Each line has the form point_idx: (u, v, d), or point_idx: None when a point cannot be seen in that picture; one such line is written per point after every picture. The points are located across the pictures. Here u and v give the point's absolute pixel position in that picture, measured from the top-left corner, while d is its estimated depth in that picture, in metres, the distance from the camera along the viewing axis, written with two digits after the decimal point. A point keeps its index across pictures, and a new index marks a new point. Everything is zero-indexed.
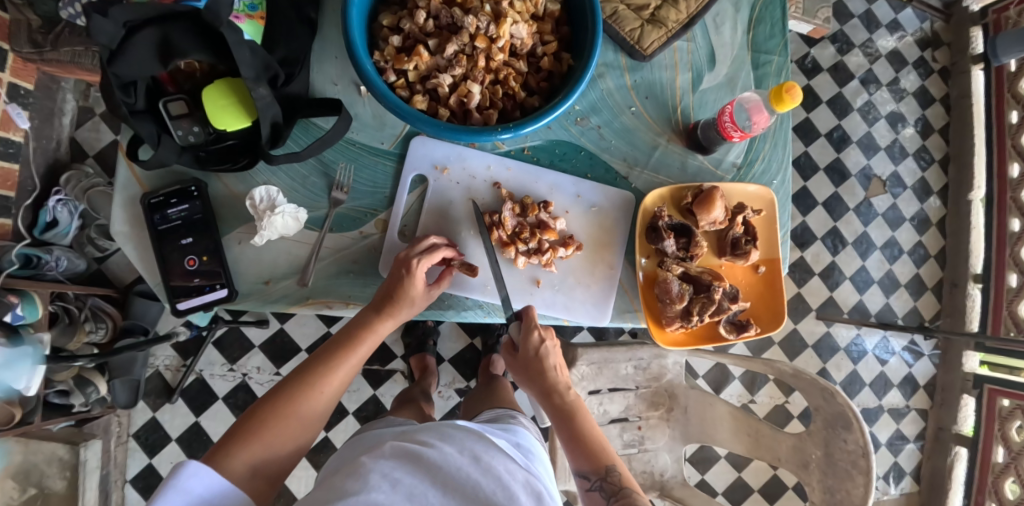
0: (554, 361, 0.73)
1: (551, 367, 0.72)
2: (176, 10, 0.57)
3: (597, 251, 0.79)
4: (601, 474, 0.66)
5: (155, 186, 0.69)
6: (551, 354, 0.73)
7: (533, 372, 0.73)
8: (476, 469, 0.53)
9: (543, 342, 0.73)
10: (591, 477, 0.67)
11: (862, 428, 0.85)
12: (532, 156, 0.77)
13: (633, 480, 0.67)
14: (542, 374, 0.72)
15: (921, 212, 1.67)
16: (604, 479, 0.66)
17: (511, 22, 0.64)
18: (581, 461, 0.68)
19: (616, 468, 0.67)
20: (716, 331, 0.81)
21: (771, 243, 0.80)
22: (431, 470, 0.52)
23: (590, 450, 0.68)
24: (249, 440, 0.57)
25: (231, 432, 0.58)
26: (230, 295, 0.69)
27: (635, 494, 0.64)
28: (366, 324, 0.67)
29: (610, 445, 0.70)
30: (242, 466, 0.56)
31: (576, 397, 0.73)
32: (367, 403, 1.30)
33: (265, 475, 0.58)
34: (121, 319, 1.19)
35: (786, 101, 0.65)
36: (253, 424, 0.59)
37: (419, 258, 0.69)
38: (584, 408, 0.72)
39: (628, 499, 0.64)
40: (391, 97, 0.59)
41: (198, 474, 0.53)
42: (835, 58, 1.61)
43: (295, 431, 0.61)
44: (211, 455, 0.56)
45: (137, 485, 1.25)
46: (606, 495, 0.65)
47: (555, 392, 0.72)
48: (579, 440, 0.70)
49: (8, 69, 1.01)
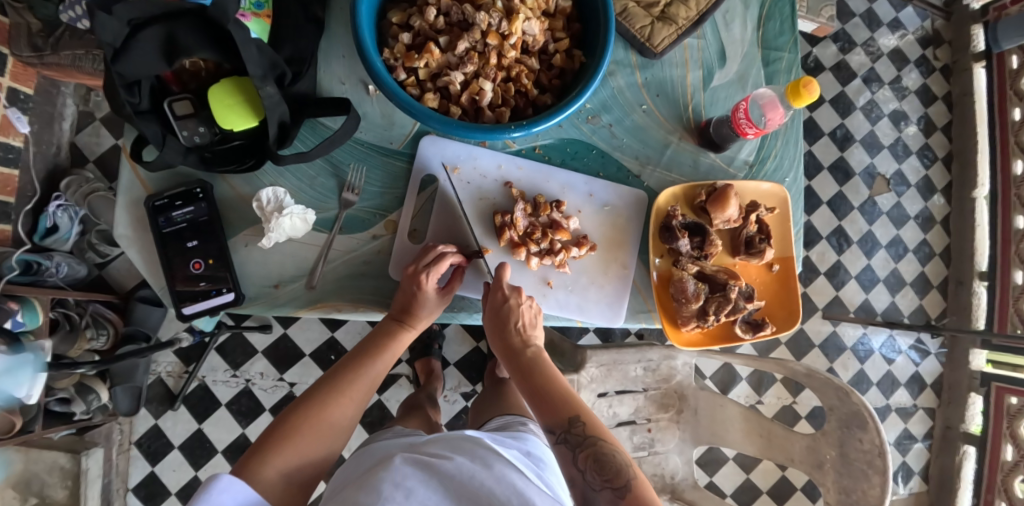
0: (518, 320, 0.71)
1: (513, 323, 0.70)
2: (183, 7, 0.56)
3: (610, 251, 0.78)
4: (564, 427, 0.62)
5: (160, 188, 0.68)
6: (517, 311, 0.71)
7: (497, 329, 0.70)
8: (490, 477, 0.52)
9: (508, 300, 0.71)
10: (556, 430, 0.62)
11: (877, 427, 0.84)
12: (543, 155, 0.76)
13: (603, 429, 0.62)
14: (505, 331, 0.70)
15: (925, 210, 1.66)
16: (568, 432, 0.61)
17: (523, 18, 0.63)
18: (544, 415, 0.64)
19: (581, 418, 0.62)
20: (732, 331, 0.80)
21: (785, 241, 0.79)
22: (444, 479, 0.51)
23: (552, 403, 0.64)
24: (285, 446, 0.58)
25: (264, 439, 0.59)
26: (237, 299, 0.68)
27: (602, 442, 0.60)
28: (388, 334, 0.69)
29: (577, 397, 0.66)
30: (275, 474, 0.57)
31: (539, 353, 0.71)
32: (372, 408, 1.29)
33: (297, 483, 0.58)
34: (122, 326, 1.18)
35: (804, 96, 0.64)
36: (287, 428, 0.60)
37: (428, 272, 0.68)
38: (547, 366, 0.70)
39: (594, 448, 0.60)
40: (401, 94, 0.58)
41: (230, 490, 0.52)
42: (836, 56, 1.61)
43: (325, 438, 0.62)
44: (244, 463, 0.57)
45: (139, 494, 1.24)
46: (571, 447, 0.61)
47: (517, 350, 0.70)
48: (543, 395, 0.66)
49: (7, 73, 1.00)
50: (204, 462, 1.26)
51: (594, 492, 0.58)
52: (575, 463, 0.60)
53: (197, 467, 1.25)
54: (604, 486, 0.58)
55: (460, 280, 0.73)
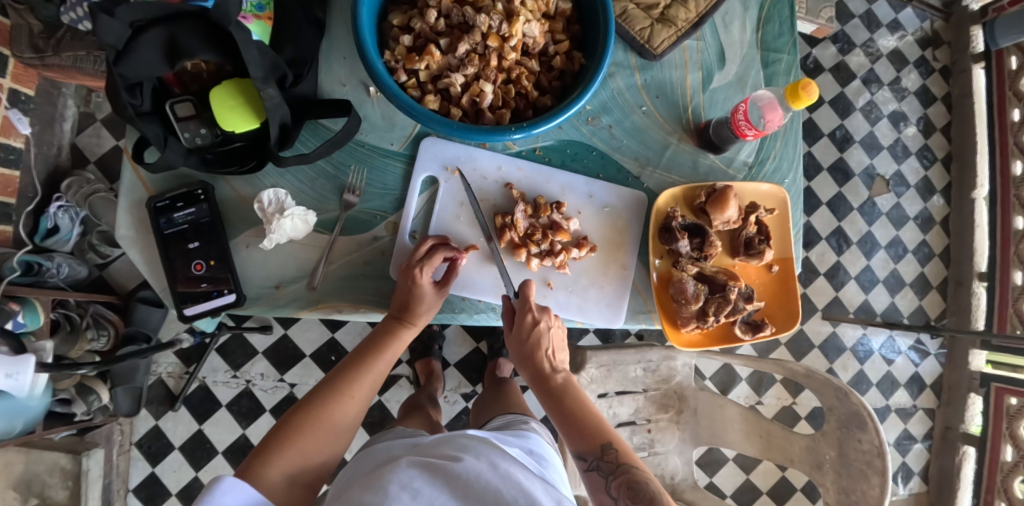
0: (547, 346, 0.72)
1: (542, 349, 0.72)
2: (182, 10, 0.56)
3: (610, 252, 0.78)
4: (597, 454, 0.64)
5: (161, 189, 0.68)
6: (544, 336, 0.72)
7: (527, 355, 0.72)
8: (497, 476, 0.52)
9: (538, 323, 0.71)
10: (588, 457, 0.64)
11: (877, 427, 0.85)
12: (543, 156, 0.76)
13: (634, 456, 0.63)
14: (535, 357, 0.72)
15: (924, 211, 1.66)
16: (600, 459, 0.63)
17: (524, 20, 0.63)
18: (576, 442, 0.66)
19: (613, 445, 0.64)
20: (731, 332, 0.80)
21: (784, 242, 0.79)
22: (450, 478, 0.52)
23: (584, 431, 0.66)
24: (287, 446, 0.59)
25: (267, 440, 0.60)
26: (238, 300, 0.68)
27: (635, 469, 0.62)
28: (388, 332, 0.69)
29: (608, 423, 0.67)
30: (278, 475, 0.57)
31: (568, 378, 0.72)
32: (373, 409, 1.29)
33: (301, 483, 0.59)
34: (123, 327, 1.18)
35: (803, 98, 0.64)
36: (290, 428, 0.60)
37: (422, 267, 0.68)
38: (578, 391, 0.71)
39: (628, 475, 0.62)
40: (402, 96, 0.58)
41: (232, 491, 0.53)
42: (836, 57, 1.61)
43: (328, 438, 0.62)
44: (246, 464, 0.57)
45: (140, 495, 1.24)
46: (604, 474, 0.63)
47: (546, 375, 0.72)
48: (574, 421, 0.67)
49: (8, 74, 1.00)
50: (204, 463, 1.26)
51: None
52: (607, 491, 0.61)
53: (198, 468, 1.26)
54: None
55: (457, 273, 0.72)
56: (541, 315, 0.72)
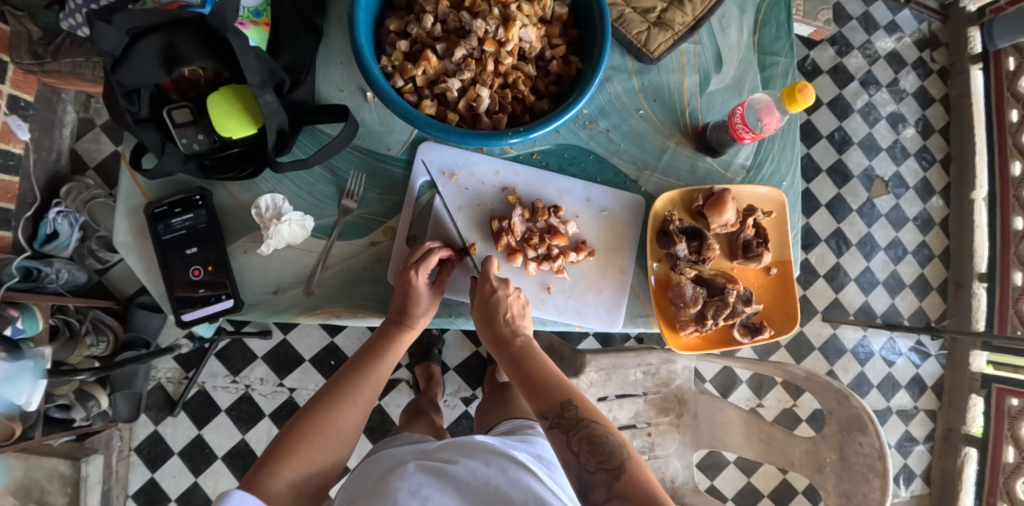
0: (507, 309, 0.71)
1: (502, 313, 0.70)
2: (180, 16, 0.56)
3: (608, 255, 0.78)
4: (557, 411, 0.64)
5: (159, 195, 0.69)
6: (504, 301, 0.70)
7: (486, 321, 0.70)
8: (505, 481, 0.54)
9: (499, 292, 0.70)
10: (549, 416, 0.64)
11: (877, 430, 0.85)
12: (541, 160, 0.76)
13: (592, 410, 0.64)
14: (495, 321, 0.70)
15: (924, 212, 1.67)
16: (560, 416, 0.63)
17: (520, 25, 0.63)
18: (537, 403, 0.66)
19: (571, 402, 0.64)
20: (730, 335, 0.79)
21: (783, 245, 0.79)
22: (459, 484, 0.54)
23: (545, 392, 0.66)
24: (292, 455, 0.59)
25: (271, 450, 0.59)
26: (236, 305, 0.68)
27: (594, 425, 0.62)
28: (387, 337, 0.69)
29: (567, 382, 0.68)
30: (285, 486, 0.57)
31: (528, 342, 0.73)
32: (372, 413, 1.29)
33: (308, 492, 0.58)
34: (122, 332, 1.18)
35: (799, 101, 0.64)
36: (294, 437, 0.60)
37: (416, 268, 0.68)
38: (537, 355, 0.72)
39: (587, 430, 0.62)
40: (400, 102, 0.58)
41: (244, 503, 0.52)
42: (834, 59, 1.61)
43: (332, 445, 0.62)
44: (252, 475, 0.57)
45: (139, 501, 1.24)
46: (564, 431, 0.63)
47: (507, 340, 0.72)
48: (536, 384, 0.68)
49: (8, 80, 1.01)
50: (204, 468, 1.26)
51: (589, 474, 0.59)
52: (568, 447, 0.61)
53: (197, 473, 1.25)
54: (599, 468, 0.58)
55: (448, 275, 0.73)
56: (500, 284, 0.71)
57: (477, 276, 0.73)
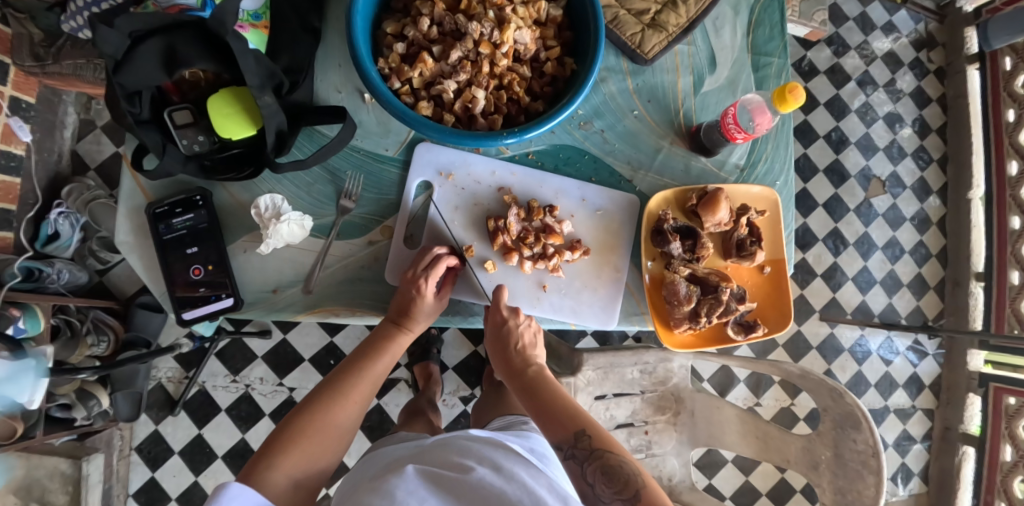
0: (518, 339, 0.73)
1: (514, 344, 0.72)
2: (181, 19, 0.57)
3: (603, 254, 0.79)
4: (571, 441, 0.62)
5: (160, 195, 0.69)
6: (515, 331, 0.73)
7: (499, 351, 0.73)
8: (502, 478, 0.54)
9: (511, 322, 0.73)
10: (563, 446, 0.62)
11: (872, 428, 0.85)
12: (536, 160, 0.77)
13: (608, 438, 0.62)
14: (507, 351, 0.72)
15: (921, 212, 1.67)
16: (575, 447, 0.61)
17: (515, 27, 0.64)
18: (549, 431, 0.64)
19: (586, 432, 0.62)
20: (724, 333, 0.80)
21: (775, 244, 0.80)
22: (457, 483, 0.54)
23: (557, 420, 0.64)
24: (291, 448, 0.59)
25: (269, 443, 0.60)
26: (237, 304, 0.69)
27: (610, 454, 0.60)
28: (386, 337, 0.70)
29: (580, 410, 0.66)
30: (285, 479, 0.58)
31: (540, 369, 0.72)
32: (371, 413, 1.30)
33: (306, 486, 0.59)
34: (123, 332, 1.19)
35: (790, 102, 0.65)
36: (292, 432, 0.61)
37: (426, 276, 0.69)
38: (550, 381, 0.71)
39: (602, 460, 0.60)
40: (397, 103, 0.59)
41: (240, 496, 0.52)
42: (831, 59, 1.62)
43: (330, 441, 0.63)
44: (250, 467, 0.58)
45: (139, 500, 1.24)
46: (579, 462, 0.61)
47: (519, 369, 0.72)
48: (548, 412, 0.66)
49: (9, 82, 1.02)
50: (204, 468, 1.27)
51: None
52: (583, 477, 0.60)
53: (197, 472, 1.26)
54: (615, 499, 0.58)
55: (452, 284, 0.74)
56: (512, 315, 0.73)
57: (489, 306, 0.75)
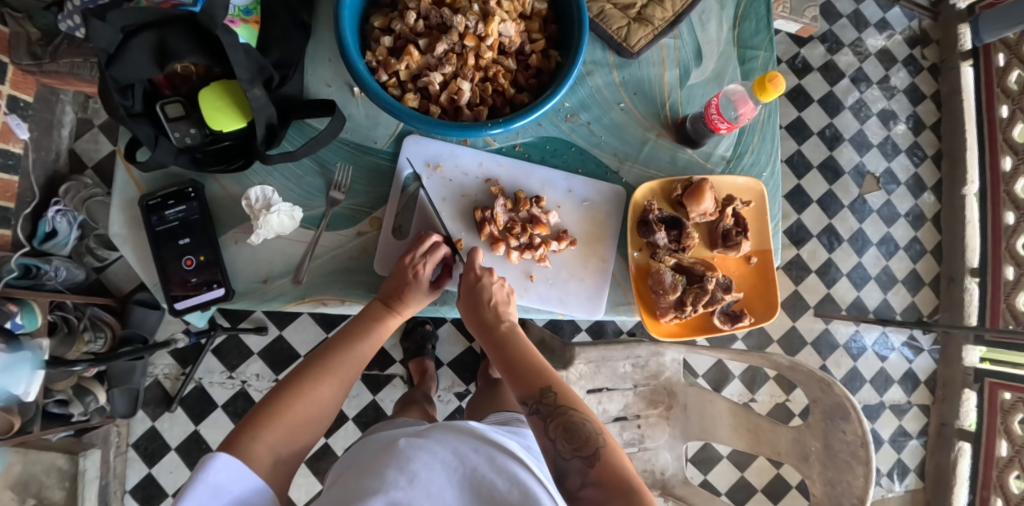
0: (491, 296, 0.72)
1: (486, 300, 0.72)
2: (172, 14, 0.58)
3: (590, 245, 0.80)
4: (537, 397, 0.63)
5: (153, 188, 0.70)
6: (489, 288, 0.73)
7: (472, 307, 0.72)
8: (493, 468, 0.55)
9: (484, 279, 0.73)
10: (528, 402, 0.63)
11: (860, 419, 0.86)
12: (523, 152, 0.78)
13: (573, 397, 0.62)
14: (479, 306, 0.72)
15: (915, 208, 1.68)
16: (540, 402, 0.62)
17: (499, 20, 0.65)
18: (518, 388, 0.65)
19: (551, 388, 0.63)
20: (711, 322, 0.81)
21: (762, 234, 0.81)
22: (448, 468, 0.55)
23: (526, 378, 0.65)
24: (275, 423, 0.59)
25: (252, 416, 0.60)
26: (227, 295, 0.70)
27: (573, 412, 0.60)
28: (375, 318, 0.71)
29: (549, 370, 0.67)
30: (267, 452, 0.57)
31: (512, 327, 0.73)
32: (366, 408, 1.31)
33: (286, 461, 0.59)
34: (120, 328, 1.20)
35: (770, 90, 0.66)
36: (276, 406, 0.61)
37: (425, 262, 0.72)
38: (521, 340, 0.72)
39: (565, 417, 0.60)
40: (384, 95, 0.60)
41: (225, 469, 0.53)
42: (824, 57, 1.63)
43: (315, 419, 0.63)
44: (234, 437, 0.58)
45: (136, 496, 1.25)
46: (544, 417, 0.61)
47: (490, 325, 0.72)
48: (518, 370, 0.67)
49: (7, 81, 1.03)
50: None
51: (565, 461, 0.57)
52: (546, 433, 0.60)
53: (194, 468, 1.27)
54: (574, 455, 0.57)
55: (449, 279, 0.76)
56: (486, 274, 0.74)
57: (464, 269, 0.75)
